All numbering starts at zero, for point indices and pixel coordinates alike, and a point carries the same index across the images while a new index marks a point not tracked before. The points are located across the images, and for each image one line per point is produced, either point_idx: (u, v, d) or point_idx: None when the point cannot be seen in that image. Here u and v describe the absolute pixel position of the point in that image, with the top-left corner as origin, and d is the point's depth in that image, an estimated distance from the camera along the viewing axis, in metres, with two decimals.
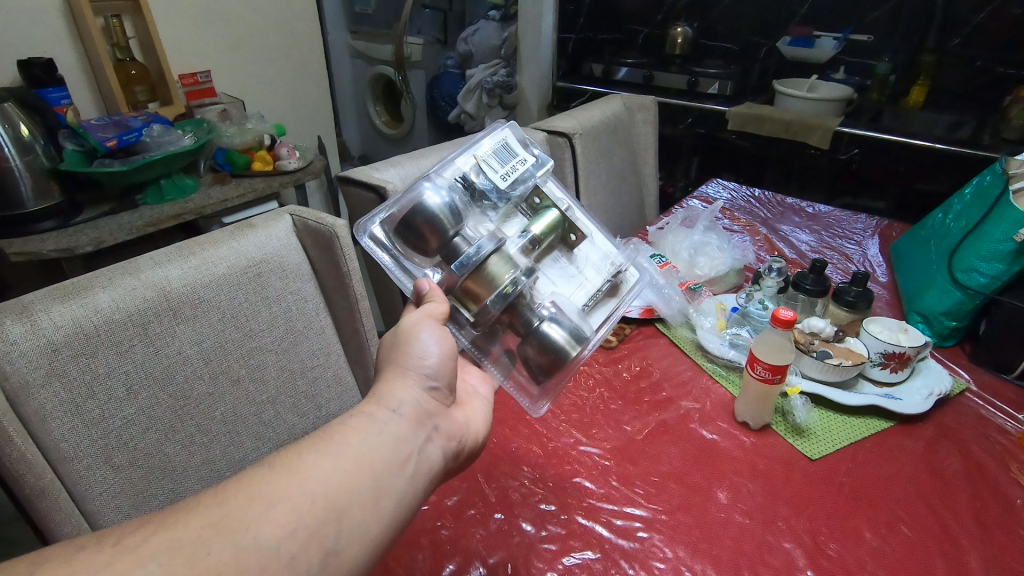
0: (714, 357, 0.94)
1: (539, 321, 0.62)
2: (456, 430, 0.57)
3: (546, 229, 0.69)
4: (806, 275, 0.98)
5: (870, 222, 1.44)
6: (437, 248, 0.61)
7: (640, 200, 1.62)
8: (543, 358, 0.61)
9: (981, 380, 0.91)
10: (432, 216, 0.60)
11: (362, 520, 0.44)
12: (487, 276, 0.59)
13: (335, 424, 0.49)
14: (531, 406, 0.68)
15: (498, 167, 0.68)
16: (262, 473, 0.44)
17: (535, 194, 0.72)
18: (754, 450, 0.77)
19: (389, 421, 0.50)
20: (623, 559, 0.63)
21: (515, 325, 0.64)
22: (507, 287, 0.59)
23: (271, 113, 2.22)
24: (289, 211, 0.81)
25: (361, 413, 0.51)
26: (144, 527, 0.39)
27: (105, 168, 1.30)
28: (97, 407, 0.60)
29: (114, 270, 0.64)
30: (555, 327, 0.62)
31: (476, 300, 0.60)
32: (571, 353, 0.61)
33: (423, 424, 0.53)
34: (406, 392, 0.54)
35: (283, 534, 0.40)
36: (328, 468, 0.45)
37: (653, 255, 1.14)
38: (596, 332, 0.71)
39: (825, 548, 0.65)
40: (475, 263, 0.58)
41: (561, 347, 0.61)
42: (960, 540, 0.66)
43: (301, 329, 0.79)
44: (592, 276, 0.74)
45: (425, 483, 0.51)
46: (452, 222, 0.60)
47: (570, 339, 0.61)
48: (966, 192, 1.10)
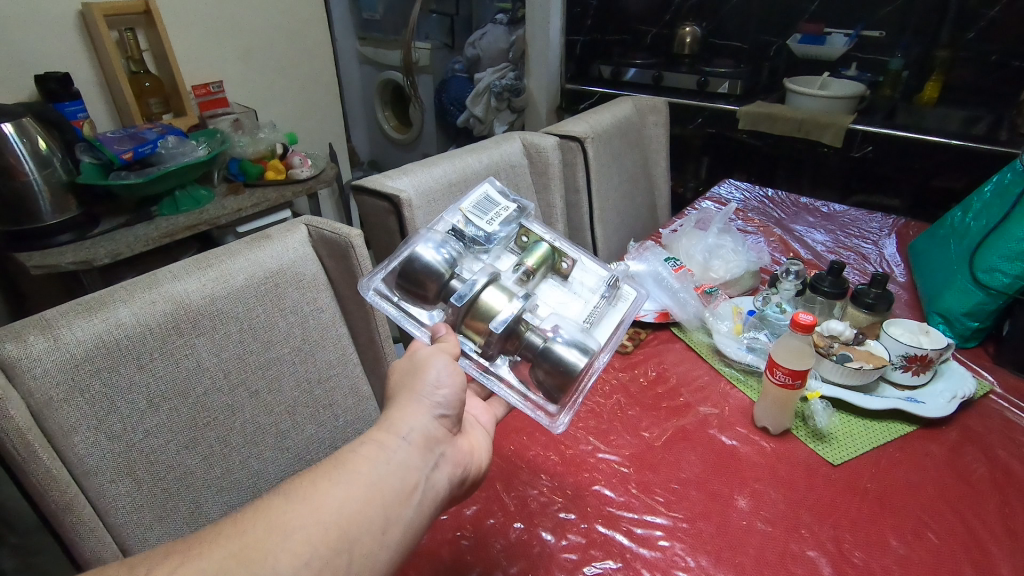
0: (731, 361, 0.93)
1: (546, 341, 0.60)
2: (462, 457, 0.56)
3: (537, 260, 0.73)
4: (824, 277, 0.97)
5: (886, 221, 1.42)
6: (436, 296, 0.63)
7: (652, 202, 1.62)
8: (554, 377, 0.58)
9: (1006, 382, 0.89)
10: (427, 267, 0.62)
11: (370, 550, 0.45)
12: (484, 308, 0.59)
13: (345, 451, 0.49)
14: (549, 421, 0.61)
15: (487, 218, 0.72)
16: (278, 501, 0.44)
17: (522, 234, 0.77)
18: (774, 457, 0.76)
19: (398, 448, 0.50)
20: (645, 569, 0.62)
21: (521, 349, 0.61)
22: (505, 313, 0.59)
23: (282, 120, 2.24)
24: (305, 221, 0.82)
25: (371, 441, 0.51)
26: (170, 558, 0.40)
27: (121, 180, 1.31)
28: (119, 421, 0.61)
29: (133, 285, 0.64)
30: (557, 342, 0.60)
31: (480, 333, 0.60)
32: (579, 363, 0.58)
33: (430, 451, 0.53)
34: (416, 418, 0.54)
35: (299, 564, 0.41)
36: (340, 498, 0.45)
37: (666, 259, 1.13)
38: (603, 347, 0.69)
39: (849, 555, 0.64)
40: (471, 296, 0.59)
41: (568, 358, 0.58)
42: (988, 547, 0.65)
43: (317, 339, 0.79)
44: (591, 296, 0.75)
45: (431, 512, 0.51)
46: (446, 268, 0.62)
47: (578, 351, 0.59)
48: (986, 191, 1.09)
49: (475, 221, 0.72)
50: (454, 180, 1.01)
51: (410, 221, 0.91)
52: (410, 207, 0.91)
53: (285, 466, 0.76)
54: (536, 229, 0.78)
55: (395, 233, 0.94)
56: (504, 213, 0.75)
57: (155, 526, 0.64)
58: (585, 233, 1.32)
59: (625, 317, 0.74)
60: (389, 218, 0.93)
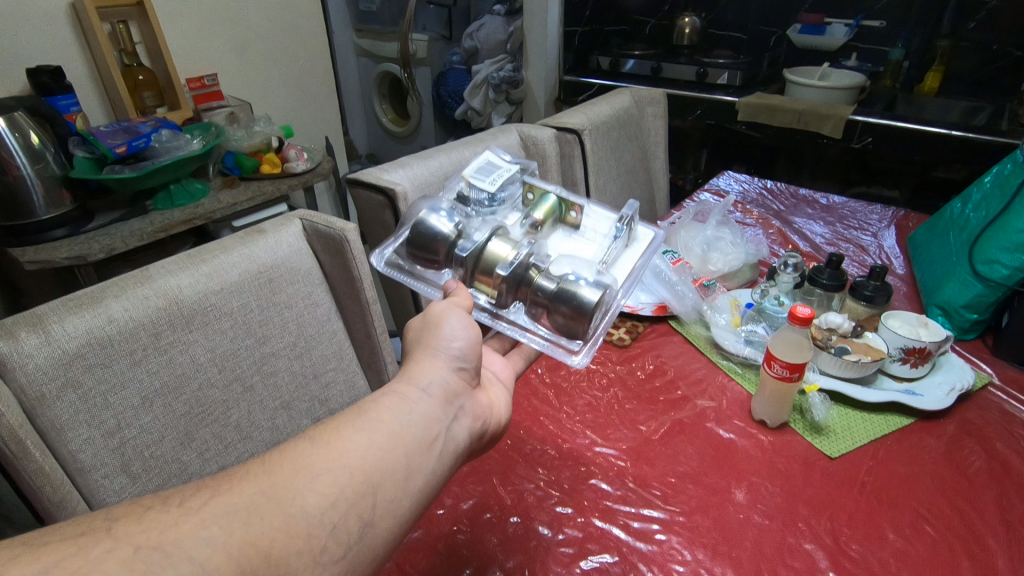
0: (729, 354, 0.93)
1: (557, 284, 0.61)
2: (480, 412, 0.55)
3: (544, 212, 0.75)
4: (822, 269, 0.97)
5: (886, 213, 1.42)
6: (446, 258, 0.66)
7: (652, 194, 1.61)
8: (569, 315, 0.59)
9: (1004, 374, 0.89)
10: (431, 230, 0.65)
11: (395, 495, 0.44)
12: (490, 260, 0.62)
13: (366, 401, 0.49)
14: (572, 359, 0.61)
15: (491, 182, 0.74)
16: (303, 445, 0.44)
17: (528, 191, 0.79)
18: (771, 450, 0.76)
19: (418, 400, 0.50)
20: (641, 563, 0.62)
21: (535, 296, 0.62)
22: (510, 260, 0.62)
23: (279, 114, 2.23)
24: (300, 215, 0.80)
25: (391, 392, 0.50)
26: (202, 491, 0.40)
27: (115, 174, 1.29)
28: (112, 418, 0.60)
29: (125, 280, 0.64)
30: (570, 281, 0.61)
31: (489, 282, 0.63)
32: (591, 297, 0.59)
33: (450, 403, 0.52)
34: (434, 371, 0.53)
35: (326, 504, 0.41)
36: (363, 443, 0.45)
37: (666, 251, 1.11)
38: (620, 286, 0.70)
39: (846, 549, 0.64)
40: (475, 248, 0.63)
41: (579, 293, 0.59)
42: (985, 540, 0.65)
43: (313, 334, 0.79)
44: (603, 241, 0.77)
45: (451, 464, 0.50)
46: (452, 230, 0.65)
47: (590, 287, 0.60)
48: (986, 182, 1.08)
49: (480, 186, 0.75)
50: (450, 173, 1.01)
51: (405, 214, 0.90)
52: (406, 199, 0.90)
53: None
54: (543, 183, 0.80)
55: (391, 227, 0.92)
56: (507, 174, 0.77)
57: None
58: None
59: (639, 259, 0.76)
60: (384, 212, 0.92)
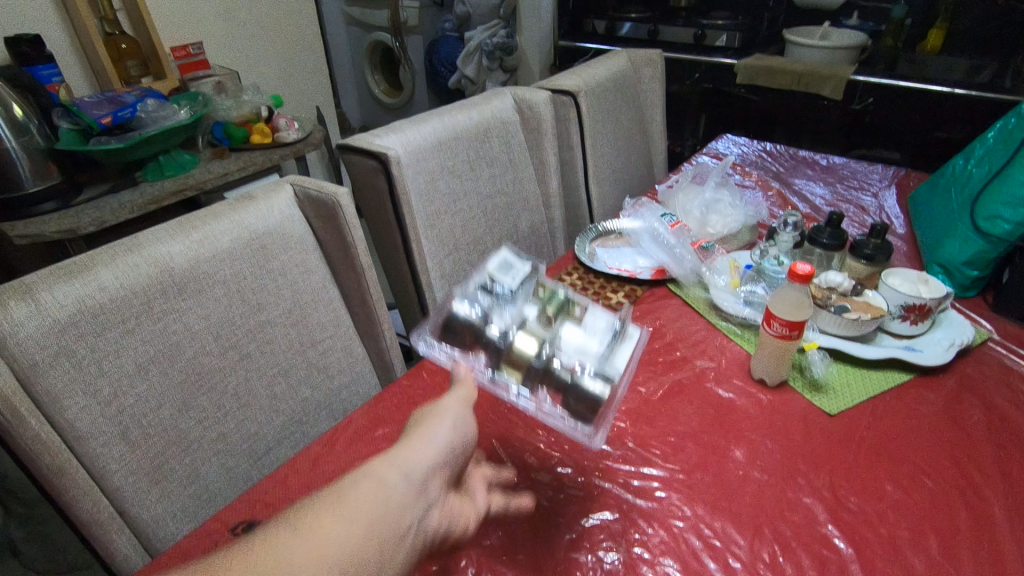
0: (728, 315, 0.92)
1: (573, 373, 0.58)
2: (453, 509, 0.50)
3: (556, 306, 0.66)
4: (822, 229, 0.96)
5: (887, 173, 1.40)
6: (474, 345, 0.62)
7: (649, 158, 1.59)
8: (583, 404, 0.57)
9: (1005, 330, 0.89)
10: (459, 315, 0.63)
11: None
12: (519, 353, 0.59)
13: (339, 485, 0.43)
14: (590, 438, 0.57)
15: (511, 275, 0.67)
16: (274, 537, 0.39)
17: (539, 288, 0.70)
18: (770, 408, 0.76)
19: (397, 485, 0.45)
20: (641, 519, 0.63)
21: (549, 385, 0.59)
22: (542, 353, 0.60)
23: (268, 85, 2.18)
24: (291, 181, 0.79)
25: (368, 477, 0.45)
26: None
27: (103, 145, 1.26)
28: (108, 386, 0.60)
29: (115, 248, 0.63)
30: (585, 373, 0.59)
31: (516, 368, 0.59)
32: (598, 391, 0.58)
33: (426, 493, 0.47)
34: (417, 456, 0.48)
35: None
36: (342, 531, 0.40)
37: (663, 215, 1.11)
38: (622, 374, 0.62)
39: (845, 501, 0.64)
40: (507, 335, 0.61)
41: (589, 395, 0.57)
42: (983, 490, 0.65)
43: (309, 302, 0.78)
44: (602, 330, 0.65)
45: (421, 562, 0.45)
46: (481, 319, 0.62)
47: (603, 379, 0.58)
48: (989, 137, 1.07)
49: (501, 278, 0.67)
50: (444, 138, 0.99)
51: (399, 178, 0.89)
52: (398, 164, 0.89)
53: (281, 431, 0.76)
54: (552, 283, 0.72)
55: (385, 194, 0.90)
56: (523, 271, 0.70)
57: (153, 489, 0.64)
58: (579, 189, 1.31)
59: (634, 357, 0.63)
60: (376, 177, 0.90)
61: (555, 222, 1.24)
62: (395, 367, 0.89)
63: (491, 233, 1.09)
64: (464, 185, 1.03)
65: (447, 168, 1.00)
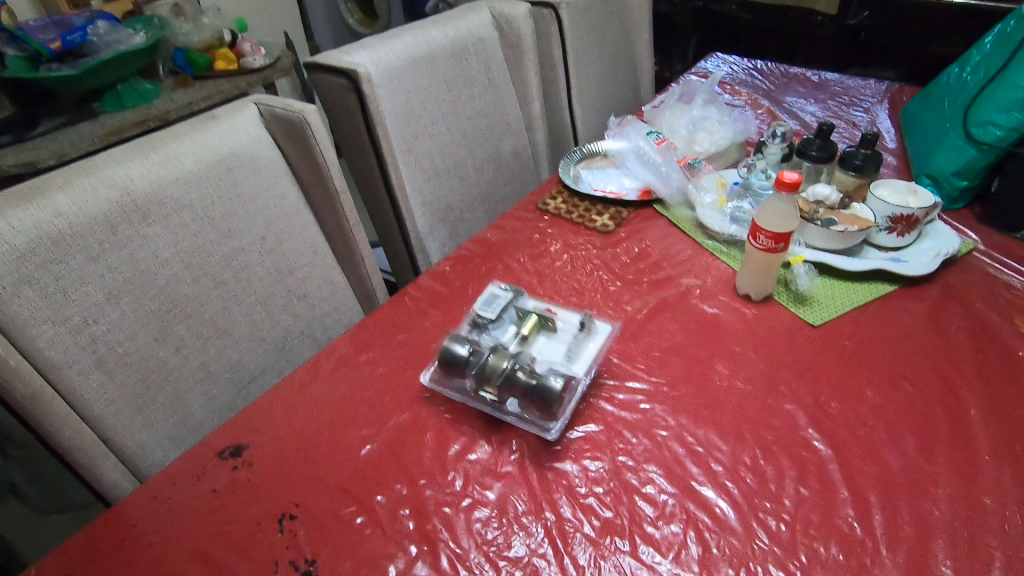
0: (714, 234, 0.91)
1: (536, 376, 0.61)
2: None
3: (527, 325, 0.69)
4: (812, 142, 0.93)
5: (880, 87, 1.36)
6: (457, 372, 0.64)
7: (636, 80, 1.53)
8: (542, 401, 0.60)
9: (990, 240, 0.88)
10: (445, 350, 0.64)
11: None
12: (490, 370, 0.62)
13: None
14: (546, 432, 0.61)
15: (492, 308, 0.70)
16: None
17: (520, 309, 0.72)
18: (755, 322, 0.76)
19: None
20: (626, 430, 0.63)
21: (519, 392, 0.61)
22: (508, 367, 0.61)
23: (232, 11, 2.05)
24: (255, 100, 0.75)
25: None
26: None
27: (52, 73, 1.17)
28: (77, 313, 0.58)
29: (70, 171, 0.59)
30: (545, 374, 0.61)
31: (491, 383, 0.62)
32: (554, 384, 0.60)
33: None
34: None
35: None
36: None
37: (650, 131, 1.05)
38: (585, 375, 0.66)
39: (826, 407, 0.65)
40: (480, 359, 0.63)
41: (547, 384, 0.60)
42: (960, 392, 0.66)
43: (284, 228, 0.76)
44: (568, 336, 0.70)
45: None
46: (461, 350, 0.64)
47: (561, 377, 0.61)
48: (988, 42, 1.02)
49: (484, 315, 0.70)
50: (417, 54, 0.94)
51: (371, 97, 0.85)
52: (369, 82, 0.85)
53: (264, 359, 0.75)
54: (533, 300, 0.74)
55: (357, 114, 0.86)
56: (505, 301, 0.72)
57: (134, 417, 0.63)
58: (562, 112, 1.27)
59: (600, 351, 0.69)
60: (346, 96, 0.85)
61: (538, 147, 1.20)
62: (376, 294, 0.89)
63: (472, 158, 1.06)
64: (442, 106, 0.98)
65: (423, 88, 0.95)
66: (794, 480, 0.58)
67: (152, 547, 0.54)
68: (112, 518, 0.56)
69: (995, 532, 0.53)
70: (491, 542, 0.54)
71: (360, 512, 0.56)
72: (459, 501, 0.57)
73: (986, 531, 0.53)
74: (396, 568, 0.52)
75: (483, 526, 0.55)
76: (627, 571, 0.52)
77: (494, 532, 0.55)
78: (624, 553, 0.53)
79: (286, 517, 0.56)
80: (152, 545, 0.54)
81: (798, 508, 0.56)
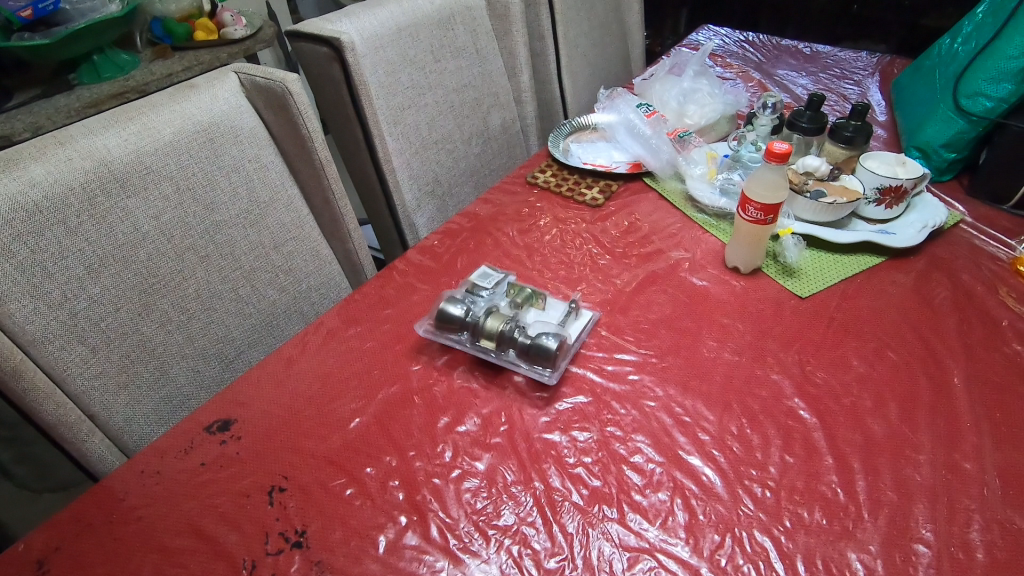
0: (703, 207, 0.91)
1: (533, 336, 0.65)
2: None
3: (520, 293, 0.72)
4: (803, 113, 0.93)
5: (871, 60, 1.35)
6: (458, 328, 0.67)
7: (627, 52, 1.51)
8: (539, 355, 0.64)
9: (976, 212, 0.89)
10: (446, 308, 0.68)
11: None
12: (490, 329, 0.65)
13: None
14: (544, 379, 0.64)
15: (488, 280, 0.72)
16: None
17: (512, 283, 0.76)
18: (743, 294, 0.76)
19: None
20: (614, 401, 0.64)
21: (517, 347, 0.65)
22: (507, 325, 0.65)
23: None
24: (234, 69, 0.73)
25: None
26: None
27: (25, 42, 1.12)
28: (56, 287, 0.57)
29: (44, 141, 0.58)
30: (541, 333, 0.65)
31: (491, 338, 0.66)
32: (550, 342, 0.64)
33: None
34: None
35: None
36: None
37: (640, 104, 1.04)
38: (577, 338, 0.70)
39: (812, 377, 0.66)
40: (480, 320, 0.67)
41: (543, 342, 0.64)
42: (944, 361, 0.67)
43: (268, 201, 0.75)
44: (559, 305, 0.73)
45: None
46: (462, 310, 0.67)
47: (557, 336, 0.65)
48: (979, 13, 1.02)
49: (479, 286, 0.71)
50: (403, 23, 0.92)
51: (355, 67, 0.83)
52: (354, 51, 0.83)
53: (250, 334, 0.75)
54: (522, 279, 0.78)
55: (341, 84, 0.84)
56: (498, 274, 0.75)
57: (119, 392, 0.63)
58: (551, 84, 1.25)
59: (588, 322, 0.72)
60: (330, 66, 0.84)
61: (527, 120, 1.18)
62: (363, 268, 0.88)
63: (460, 131, 1.04)
64: (428, 77, 0.96)
65: (409, 58, 0.93)
66: (780, 448, 0.59)
67: (139, 520, 0.54)
68: (99, 492, 0.55)
69: (974, 496, 0.54)
70: (480, 511, 0.54)
71: (350, 483, 0.56)
72: (448, 472, 0.57)
73: (965, 495, 0.55)
74: (386, 538, 0.52)
75: (472, 496, 0.55)
76: (614, 538, 0.52)
77: (483, 502, 0.55)
78: (611, 521, 0.53)
79: (275, 489, 0.56)
80: (140, 518, 0.54)
81: (783, 475, 0.56)
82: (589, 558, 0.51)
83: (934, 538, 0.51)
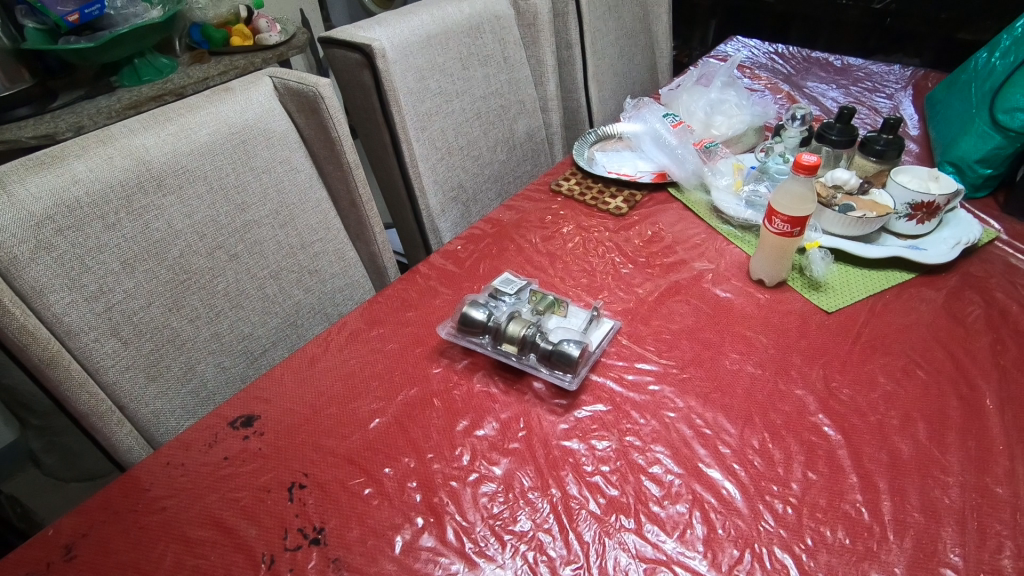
0: (729, 218, 0.90)
1: (555, 342, 0.65)
2: None
3: (542, 300, 0.72)
4: (832, 125, 0.92)
5: (904, 73, 1.33)
6: (480, 331, 0.68)
7: (654, 62, 1.51)
8: (559, 362, 0.64)
9: (1013, 229, 0.86)
10: (469, 313, 0.68)
11: None
12: (512, 334, 0.66)
13: None
14: (564, 385, 0.64)
15: (511, 286, 0.73)
16: None
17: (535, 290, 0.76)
18: (767, 307, 0.75)
19: None
20: (634, 411, 0.63)
21: (538, 352, 0.65)
22: (529, 331, 0.65)
23: None
24: (269, 74, 0.75)
25: None
26: None
27: (71, 46, 1.17)
28: (93, 280, 0.59)
29: (87, 140, 0.60)
30: (564, 340, 0.65)
31: (513, 343, 0.66)
32: (572, 349, 0.64)
33: None
34: None
35: None
36: None
37: (667, 114, 1.04)
38: (598, 346, 0.69)
39: (837, 393, 0.64)
40: (503, 324, 0.67)
41: (564, 349, 0.64)
42: (975, 382, 0.65)
43: (296, 202, 0.76)
44: (580, 312, 0.73)
45: None
46: (484, 314, 0.68)
47: (578, 343, 0.65)
48: (1018, 26, 0.99)
49: (503, 291, 0.72)
50: (432, 30, 0.93)
51: (385, 73, 0.85)
52: (385, 58, 0.85)
53: (274, 333, 0.76)
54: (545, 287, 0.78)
55: (370, 91, 0.86)
56: (521, 281, 0.75)
57: (147, 386, 0.64)
58: (578, 93, 1.26)
59: (609, 329, 0.72)
60: (361, 73, 0.85)
61: (552, 128, 1.19)
62: (387, 271, 0.90)
63: (485, 138, 1.05)
64: (456, 84, 0.98)
65: (437, 65, 0.94)
66: (802, 464, 0.58)
67: (164, 511, 0.55)
68: (127, 482, 0.57)
69: (1006, 521, 0.53)
70: (496, 515, 0.54)
71: (368, 483, 0.57)
72: (466, 475, 0.57)
73: (996, 519, 0.53)
74: (403, 538, 0.53)
75: (489, 501, 0.55)
76: (631, 549, 0.52)
77: (500, 506, 0.55)
78: (628, 531, 0.53)
79: (295, 486, 0.57)
80: (164, 509, 0.55)
81: (806, 492, 0.55)
82: (605, 567, 0.51)
83: (963, 563, 0.50)
